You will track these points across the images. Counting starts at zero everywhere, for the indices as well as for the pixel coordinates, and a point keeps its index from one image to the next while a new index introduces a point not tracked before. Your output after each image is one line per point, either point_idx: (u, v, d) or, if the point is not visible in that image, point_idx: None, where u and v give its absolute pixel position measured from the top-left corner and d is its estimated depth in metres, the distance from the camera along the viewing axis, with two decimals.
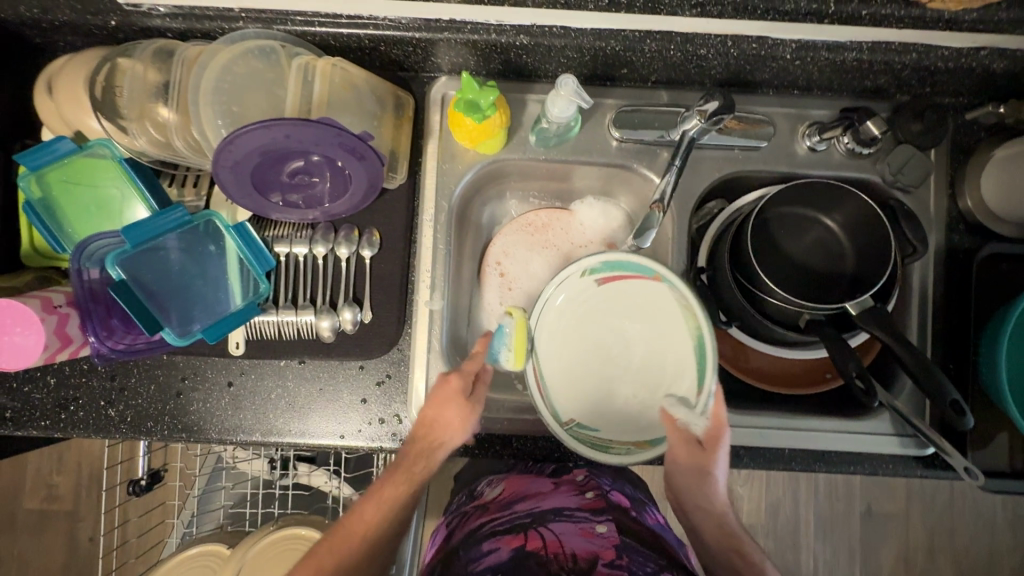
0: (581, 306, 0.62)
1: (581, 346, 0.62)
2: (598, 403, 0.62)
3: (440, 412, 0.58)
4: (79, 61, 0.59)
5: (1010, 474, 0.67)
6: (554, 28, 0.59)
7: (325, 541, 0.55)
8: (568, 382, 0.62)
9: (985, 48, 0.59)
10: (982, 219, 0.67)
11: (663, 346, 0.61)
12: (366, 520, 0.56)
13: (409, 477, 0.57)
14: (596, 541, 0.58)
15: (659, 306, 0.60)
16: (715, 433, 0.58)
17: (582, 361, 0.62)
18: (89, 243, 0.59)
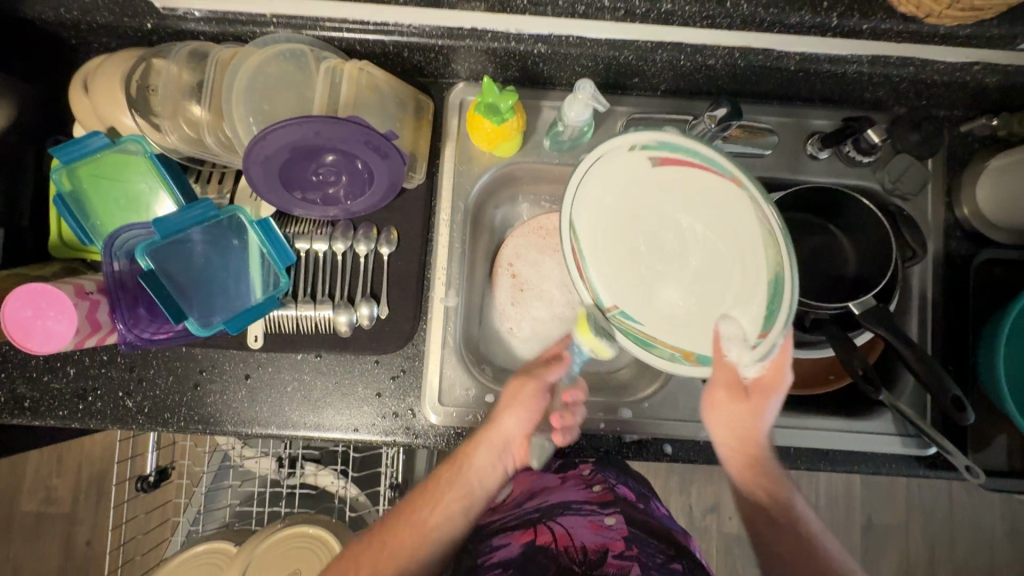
0: (634, 185, 0.55)
1: (628, 233, 0.55)
2: (638, 302, 0.55)
3: (506, 404, 0.62)
4: (114, 61, 0.62)
5: (1010, 474, 0.69)
6: (571, 38, 0.62)
7: (387, 523, 0.60)
8: (609, 271, 0.56)
9: (979, 64, 0.62)
10: (977, 225, 0.70)
11: (722, 250, 0.52)
12: (424, 509, 0.60)
13: (465, 465, 0.61)
14: (606, 534, 0.57)
15: (723, 208, 0.52)
16: (770, 380, 0.55)
17: (629, 248, 0.55)
18: (119, 235, 0.62)
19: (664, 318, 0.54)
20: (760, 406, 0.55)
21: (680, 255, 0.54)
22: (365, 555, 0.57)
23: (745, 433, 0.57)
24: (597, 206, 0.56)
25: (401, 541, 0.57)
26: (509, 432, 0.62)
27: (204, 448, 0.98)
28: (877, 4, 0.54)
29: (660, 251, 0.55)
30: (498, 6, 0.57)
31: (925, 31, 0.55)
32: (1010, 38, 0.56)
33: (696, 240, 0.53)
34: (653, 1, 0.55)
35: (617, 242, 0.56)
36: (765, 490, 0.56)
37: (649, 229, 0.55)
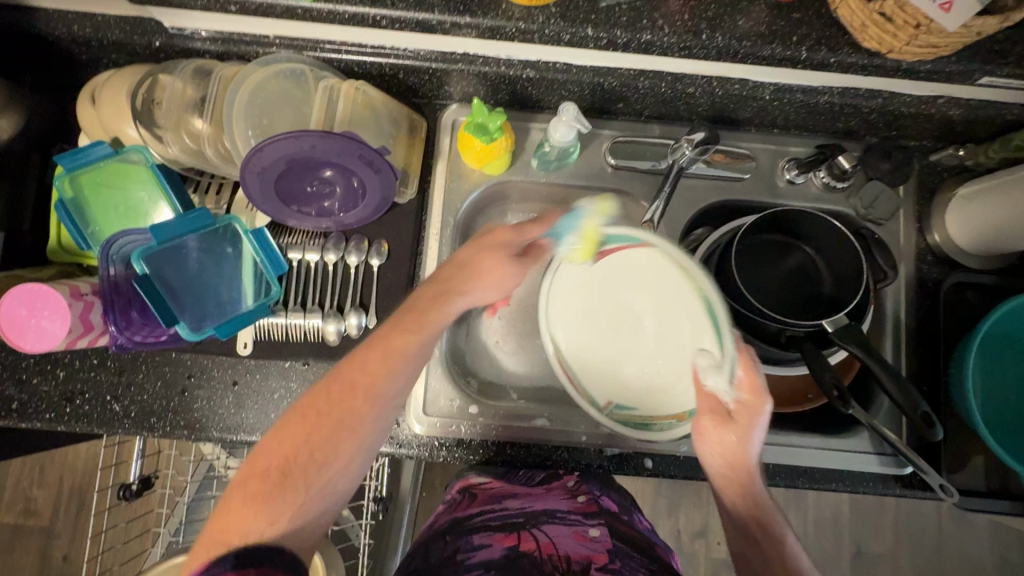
0: (588, 296, 0.68)
1: (597, 334, 0.68)
2: (625, 393, 0.67)
3: (473, 264, 0.57)
4: (122, 76, 0.65)
5: (987, 494, 0.70)
6: (558, 64, 0.66)
7: (320, 394, 0.49)
8: (597, 368, 0.68)
9: (942, 97, 0.66)
10: (949, 251, 0.73)
11: (679, 311, 0.64)
12: (368, 375, 0.50)
13: (421, 331, 0.53)
14: (590, 545, 0.58)
15: (658, 270, 0.64)
16: (751, 404, 0.54)
17: (599, 346, 0.68)
18: (117, 240, 0.63)
19: (652, 393, 0.66)
20: (745, 434, 0.54)
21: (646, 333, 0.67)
22: (307, 440, 0.47)
23: (733, 459, 0.55)
24: (558, 330, 0.67)
25: (351, 422, 0.49)
26: (480, 299, 0.56)
27: (189, 458, 0.98)
28: (842, 40, 0.58)
29: (625, 334, 0.68)
30: (489, 33, 0.59)
31: (888, 66, 0.59)
32: (968, 74, 0.59)
33: (648, 318, 0.67)
34: (634, 31, 0.58)
35: (591, 347, 0.68)
36: (750, 512, 0.55)
37: (610, 324, 0.68)
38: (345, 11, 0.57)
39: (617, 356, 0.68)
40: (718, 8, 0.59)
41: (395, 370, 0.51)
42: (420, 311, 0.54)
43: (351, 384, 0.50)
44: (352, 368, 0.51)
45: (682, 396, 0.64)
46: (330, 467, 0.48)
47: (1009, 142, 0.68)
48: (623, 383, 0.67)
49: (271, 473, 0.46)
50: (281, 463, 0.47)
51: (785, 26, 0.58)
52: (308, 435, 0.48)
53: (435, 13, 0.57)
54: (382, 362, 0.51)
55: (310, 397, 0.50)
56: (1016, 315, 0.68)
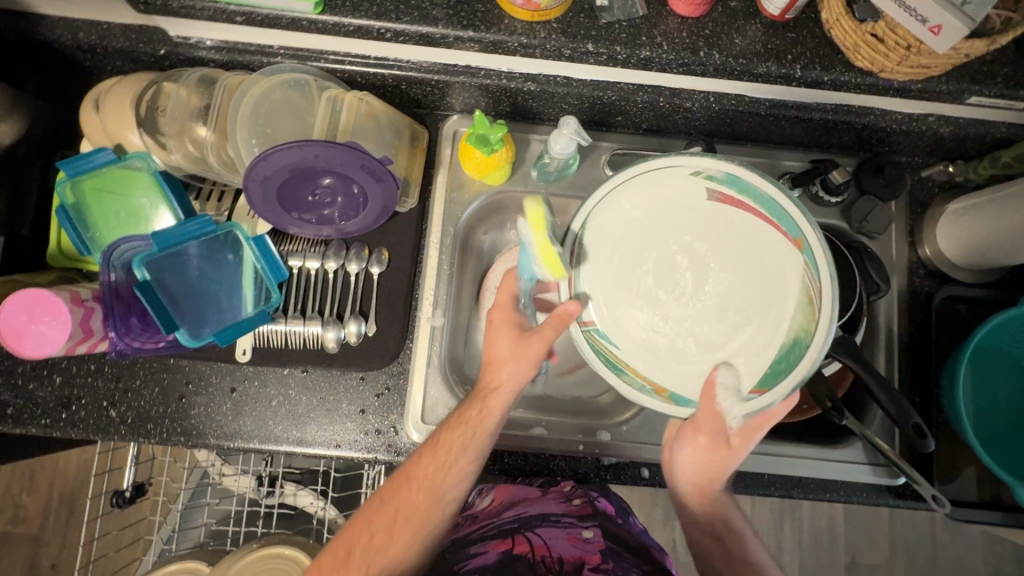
0: (677, 212, 0.59)
1: (643, 253, 0.59)
2: (619, 327, 0.59)
3: (494, 344, 0.60)
4: (127, 83, 0.65)
5: (977, 504, 0.71)
6: (559, 78, 0.67)
7: (393, 487, 0.56)
8: (610, 281, 0.59)
9: (933, 115, 0.67)
10: (939, 265, 0.74)
11: (744, 311, 0.57)
12: (427, 474, 0.56)
13: (476, 431, 0.57)
14: (583, 547, 0.60)
15: (766, 267, 0.57)
16: (751, 431, 0.55)
17: (636, 271, 0.59)
18: (118, 247, 0.64)
19: (643, 342, 0.58)
20: (735, 458, 0.56)
21: (686, 288, 0.59)
22: (371, 526, 0.55)
23: (710, 472, 0.57)
24: (617, 217, 0.59)
25: (415, 516, 0.55)
26: (514, 383, 0.58)
27: (183, 464, 0.97)
28: (835, 60, 0.60)
29: (669, 271, 0.59)
30: (491, 47, 0.61)
31: (880, 85, 0.60)
32: (957, 93, 0.61)
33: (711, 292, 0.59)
34: (633, 48, 0.59)
35: (628, 255, 0.60)
36: (709, 517, 0.59)
37: (667, 252, 0.59)
38: (350, 24, 0.58)
39: (638, 282, 0.59)
40: (715, 27, 0.60)
41: (454, 465, 0.56)
42: (469, 405, 0.58)
43: (411, 477, 0.56)
44: (419, 464, 0.56)
45: (672, 368, 0.58)
46: (387, 552, 0.54)
47: (998, 159, 0.69)
48: (605, 316, 0.59)
49: (339, 552, 0.54)
50: (349, 544, 0.54)
51: (781, 45, 0.60)
52: (374, 523, 0.55)
53: (438, 28, 0.58)
54: (435, 462, 0.56)
55: (385, 490, 0.57)
56: (1005, 328, 0.69)
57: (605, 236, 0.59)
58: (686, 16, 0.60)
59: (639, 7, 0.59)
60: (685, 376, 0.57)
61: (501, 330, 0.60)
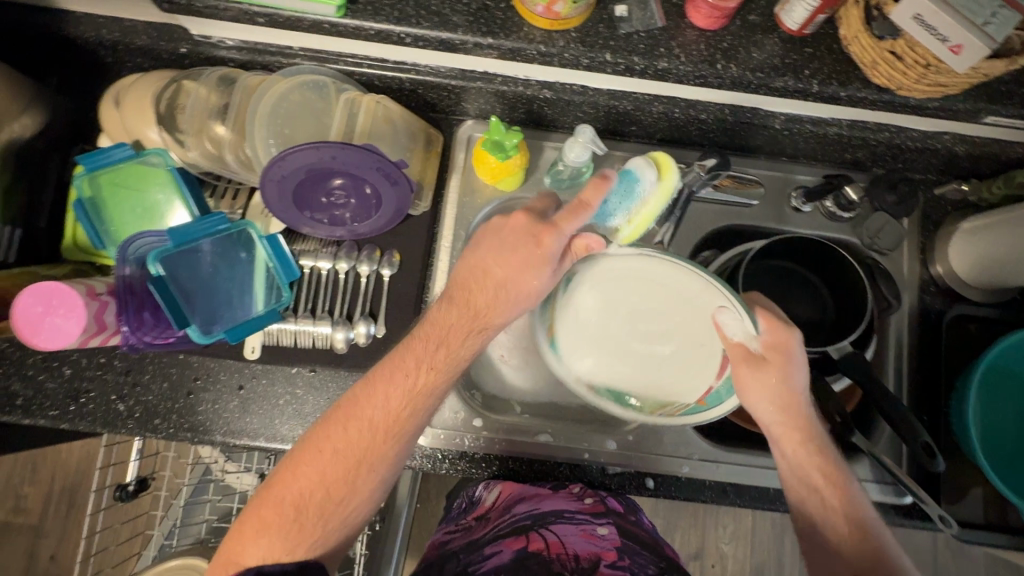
0: (693, 311, 0.63)
1: (643, 291, 0.64)
2: (581, 289, 0.65)
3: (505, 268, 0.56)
4: (148, 80, 0.66)
5: (985, 526, 0.70)
6: (574, 86, 0.67)
7: (348, 432, 0.55)
8: (602, 273, 0.65)
9: (948, 133, 0.67)
10: (951, 284, 0.74)
11: (633, 375, 0.65)
12: (390, 416, 0.55)
13: (446, 363, 0.56)
14: (599, 543, 0.63)
15: (670, 380, 0.64)
16: (775, 338, 0.59)
17: (626, 288, 0.65)
18: (133, 242, 0.64)
19: (573, 307, 0.65)
20: (783, 368, 0.58)
21: (632, 327, 0.65)
22: (325, 480, 0.54)
23: (782, 403, 0.58)
24: (668, 272, 0.63)
25: (373, 462, 0.54)
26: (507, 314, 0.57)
27: (187, 459, 0.98)
28: (853, 76, 0.60)
29: (643, 309, 0.64)
30: (509, 54, 0.61)
31: (896, 102, 0.60)
32: (974, 112, 0.61)
33: (636, 344, 0.65)
34: (650, 59, 0.60)
35: (643, 283, 0.64)
36: (814, 462, 0.58)
37: (658, 307, 0.64)
38: (370, 27, 0.59)
39: (619, 294, 0.65)
40: (733, 40, 0.60)
41: (418, 409, 0.56)
42: (451, 344, 0.56)
43: (371, 423, 0.55)
44: (378, 403, 0.55)
45: (570, 332, 0.65)
46: (347, 503, 0.54)
47: (1012, 179, 0.70)
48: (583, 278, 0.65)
49: (288, 508, 0.53)
50: (298, 500, 0.53)
51: (798, 59, 0.60)
52: (329, 473, 0.54)
53: (458, 34, 0.59)
54: (405, 403, 0.55)
55: (335, 426, 0.55)
56: (1018, 349, 0.68)
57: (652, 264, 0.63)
58: (705, 28, 0.60)
59: (658, 19, 0.60)
60: (570, 344, 0.65)
61: (501, 255, 0.56)
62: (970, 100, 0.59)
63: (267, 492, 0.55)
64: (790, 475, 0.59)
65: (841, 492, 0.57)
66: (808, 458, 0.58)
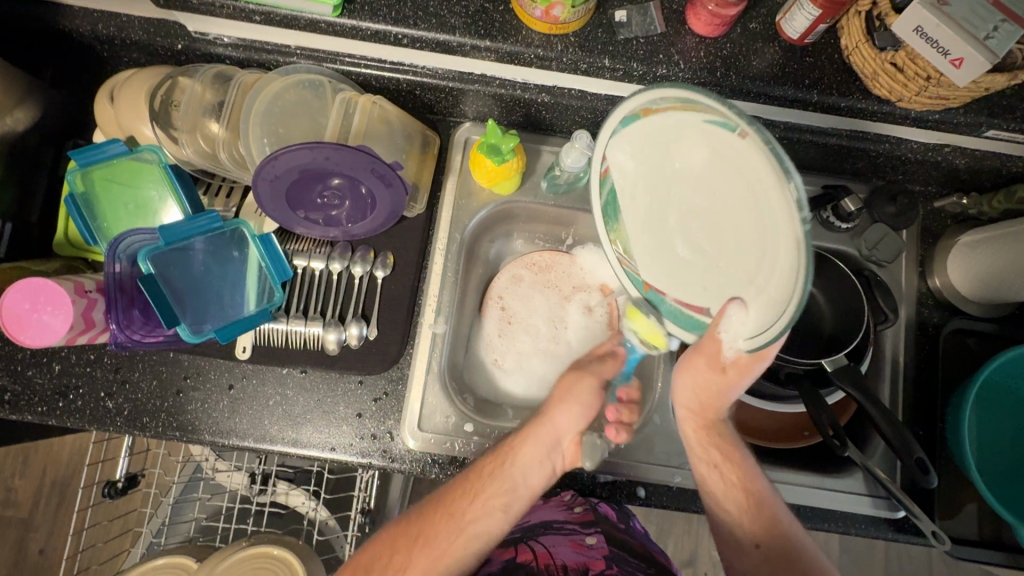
0: (727, 271, 0.46)
1: (723, 209, 0.45)
2: (714, 128, 0.43)
3: (560, 398, 0.62)
4: (143, 76, 0.65)
5: (978, 542, 0.70)
6: (573, 91, 0.66)
7: (426, 508, 0.58)
8: (727, 153, 0.43)
9: (948, 146, 0.67)
10: (949, 297, 0.73)
11: (637, 223, 0.54)
12: (461, 500, 0.57)
13: (508, 457, 0.59)
14: (587, 553, 0.61)
15: (648, 250, 0.55)
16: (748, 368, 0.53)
17: (727, 186, 0.44)
18: (124, 239, 0.64)
19: (671, 136, 0.47)
20: (729, 383, 0.56)
21: (688, 205, 0.48)
22: (397, 542, 0.57)
23: (703, 397, 0.59)
24: (781, 236, 0.39)
25: (439, 544, 0.55)
26: (563, 427, 0.60)
27: (177, 457, 0.97)
28: (853, 86, 0.59)
29: (710, 221, 0.46)
30: (507, 57, 0.60)
31: (896, 114, 0.60)
32: (975, 126, 0.60)
33: (671, 215, 0.50)
34: (650, 65, 0.59)
35: (755, 199, 0.41)
36: (714, 448, 0.60)
37: (718, 233, 0.46)
38: (367, 27, 0.59)
39: (724, 172, 0.44)
40: (733, 48, 0.60)
41: (483, 500, 0.57)
42: (511, 447, 0.59)
43: (447, 507, 0.57)
44: (455, 486, 0.58)
45: (651, 144, 0.50)
46: None
47: (1013, 194, 0.69)
48: (707, 127, 0.43)
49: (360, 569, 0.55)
50: (370, 562, 0.56)
51: (798, 69, 0.60)
52: (398, 541, 0.57)
53: (455, 36, 0.58)
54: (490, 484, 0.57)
55: (418, 507, 0.59)
56: (1015, 364, 0.68)
57: (785, 218, 0.38)
58: (705, 36, 0.59)
59: (657, 25, 0.59)
60: (643, 146, 0.51)
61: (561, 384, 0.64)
62: (972, 113, 0.59)
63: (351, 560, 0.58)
64: (693, 447, 0.61)
65: (739, 469, 0.59)
66: (702, 437, 0.60)
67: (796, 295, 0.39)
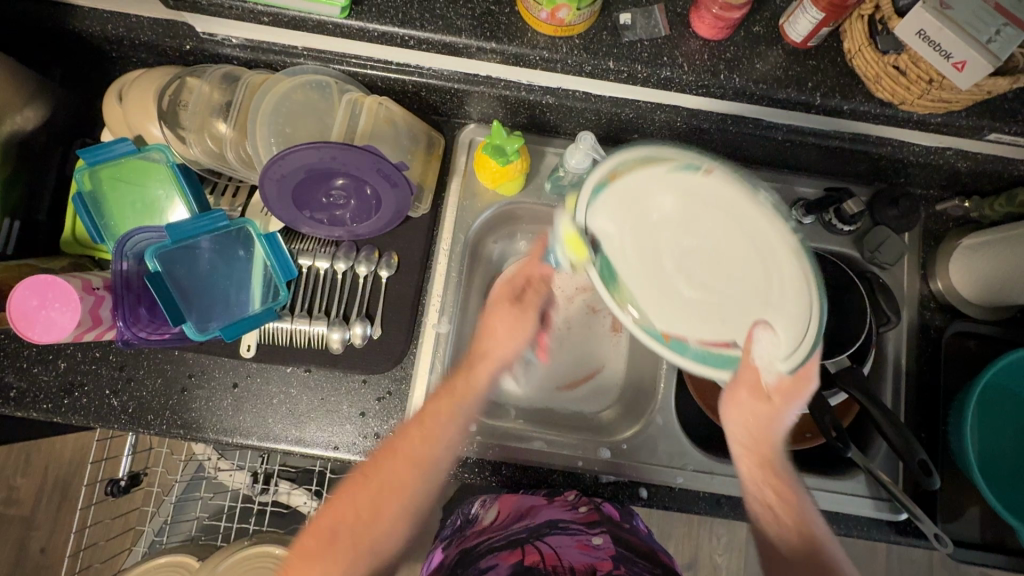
0: (752, 297, 0.47)
1: (724, 238, 0.48)
2: (687, 179, 0.49)
3: (493, 322, 0.62)
4: (151, 77, 0.66)
5: (980, 545, 0.70)
6: (577, 93, 0.67)
7: (380, 462, 0.55)
8: (705, 195, 0.48)
9: (950, 149, 0.67)
10: (953, 302, 0.73)
11: (638, 277, 0.49)
12: (417, 444, 0.56)
13: (460, 388, 0.59)
14: (594, 554, 0.61)
15: (665, 305, 0.48)
16: (795, 386, 0.53)
17: (717, 223, 0.48)
18: (131, 237, 0.64)
19: (645, 189, 0.50)
20: (779, 409, 0.53)
21: (689, 250, 0.48)
22: (358, 506, 0.53)
23: (756, 432, 0.55)
24: (781, 254, 0.47)
25: (396, 486, 0.54)
26: (502, 352, 0.61)
27: (180, 456, 0.97)
28: (856, 89, 0.60)
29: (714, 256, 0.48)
30: (513, 59, 0.61)
31: (898, 116, 0.60)
32: (976, 129, 0.61)
33: (671, 263, 0.48)
34: (654, 67, 0.60)
35: (749, 232, 0.48)
36: (771, 487, 0.54)
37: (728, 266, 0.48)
38: (375, 29, 0.59)
39: (711, 212, 0.48)
40: (736, 50, 0.60)
41: (437, 437, 0.57)
42: (459, 375, 0.60)
43: (405, 456, 0.55)
44: (405, 430, 0.57)
45: (630, 200, 0.50)
46: (378, 531, 0.53)
47: (1015, 197, 0.69)
48: (681, 178, 0.49)
49: (326, 534, 0.53)
50: (334, 528, 0.53)
51: (801, 72, 0.60)
52: (358, 499, 0.54)
53: (461, 38, 0.59)
54: (428, 427, 0.57)
55: (372, 457, 0.56)
56: (1017, 366, 0.68)
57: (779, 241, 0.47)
58: (708, 39, 0.60)
59: (661, 28, 0.60)
60: (619, 203, 0.50)
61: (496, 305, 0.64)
62: (974, 116, 0.59)
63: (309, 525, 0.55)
64: (747, 489, 0.56)
65: (791, 500, 0.54)
66: (760, 476, 0.55)
67: (815, 299, 0.48)
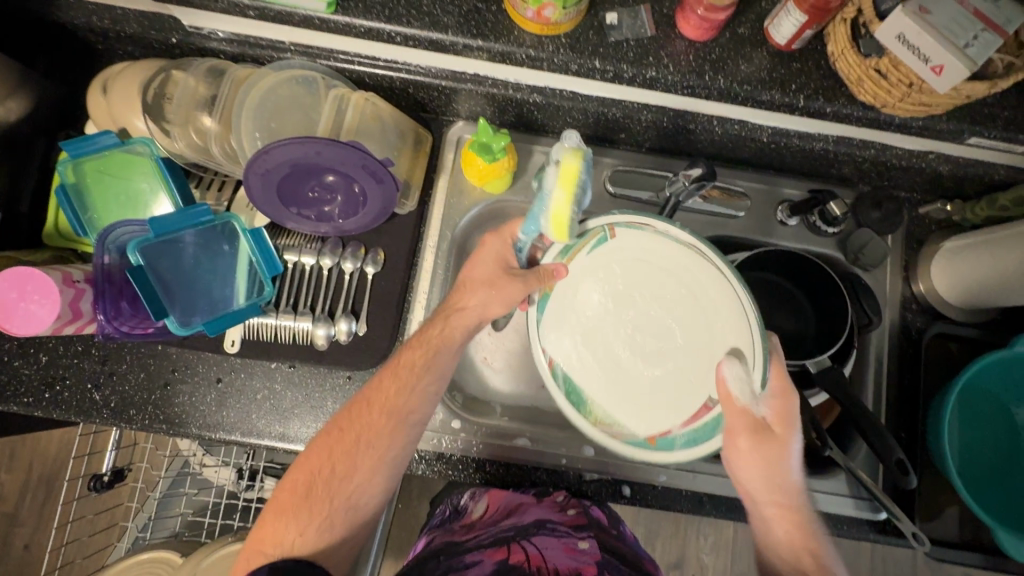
0: (700, 334, 0.59)
1: (655, 293, 0.61)
2: (604, 265, 0.62)
3: (472, 270, 0.61)
4: (136, 69, 0.65)
5: (958, 545, 0.70)
6: (565, 92, 0.67)
7: (353, 411, 0.56)
8: (623, 260, 0.62)
9: (932, 153, 0.68)
10: (932, 302, 0.74)
11: (604, 383, 0.61)
12: (384, 395, 0.56)
13: (437, 351, 0.58)
14: (579, 558, 0.60)
15: (637, 391, 0.60)
16: (780, 405, 0.54)
17: (641, 290, 0.61)
18: (114, 229, 0.64)
19: (577, 290, 0.63)
20: (782, 442, 0.54)
21: (633, 331, 0.61)
22: (330, 455, 0.54)
23: (769, 478, 0.54)
24: (700, 273, 0.59)
25: (372, 434, 0.55)
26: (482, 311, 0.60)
27: (165, 452, 0.97)
28: (839, 92, 0.60)
29: (649, 323, 0.61)
30: (499, 57, 0.61)
31: (880, 119, 0.61)
32: (957, 133, 0.61)
33: (624, 351, 0.61)
34: (639, 67, 0.60)
35: (671, 276, 0.60)
36: (799, 542, 0.52)
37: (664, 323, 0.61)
38: (360, 25, 0.59)
39: (632, 284, 0.62)
40: (722, 52, 0.61)
41: (411, 391, 0.56)
42: (432, 333, 0.59)
43: (372, 408, 0.56)
44: (381, 383, 0.57)
45: (569, 307, 0.63)
46: (351, 481, 0.54)
47: (995, 201, 0.70)
48: (599, 263, 0.62)
49: (300, 487, 0.54)
50: (310, 478, 0.54)
51: (786, 74, 0.60)
52: (333, 449, 0.55)
53: (448, 35, 0.59)
54: (394, 383, 0.56)
55: (345, 408, 0.57)
56: (996, 369, 0.69)
57: (699, 263, 0.58)
58: (694, 40, 0.60)
59: (647, 28, 0.60)
60: (558, 317, 0.63)
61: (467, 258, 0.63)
62: (954, 120, 0.60)
63: (291, 470, 0.55)
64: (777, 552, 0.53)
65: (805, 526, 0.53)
66: (793, 535, 0.53)
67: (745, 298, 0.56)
